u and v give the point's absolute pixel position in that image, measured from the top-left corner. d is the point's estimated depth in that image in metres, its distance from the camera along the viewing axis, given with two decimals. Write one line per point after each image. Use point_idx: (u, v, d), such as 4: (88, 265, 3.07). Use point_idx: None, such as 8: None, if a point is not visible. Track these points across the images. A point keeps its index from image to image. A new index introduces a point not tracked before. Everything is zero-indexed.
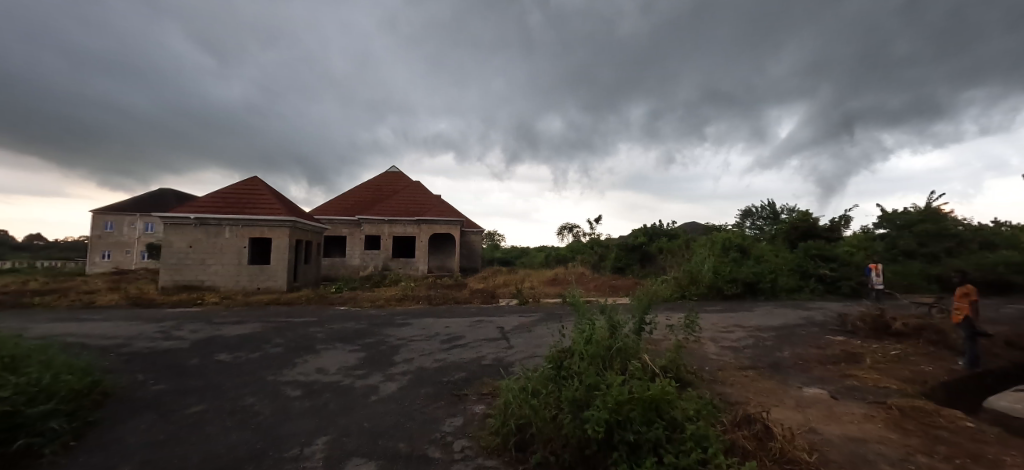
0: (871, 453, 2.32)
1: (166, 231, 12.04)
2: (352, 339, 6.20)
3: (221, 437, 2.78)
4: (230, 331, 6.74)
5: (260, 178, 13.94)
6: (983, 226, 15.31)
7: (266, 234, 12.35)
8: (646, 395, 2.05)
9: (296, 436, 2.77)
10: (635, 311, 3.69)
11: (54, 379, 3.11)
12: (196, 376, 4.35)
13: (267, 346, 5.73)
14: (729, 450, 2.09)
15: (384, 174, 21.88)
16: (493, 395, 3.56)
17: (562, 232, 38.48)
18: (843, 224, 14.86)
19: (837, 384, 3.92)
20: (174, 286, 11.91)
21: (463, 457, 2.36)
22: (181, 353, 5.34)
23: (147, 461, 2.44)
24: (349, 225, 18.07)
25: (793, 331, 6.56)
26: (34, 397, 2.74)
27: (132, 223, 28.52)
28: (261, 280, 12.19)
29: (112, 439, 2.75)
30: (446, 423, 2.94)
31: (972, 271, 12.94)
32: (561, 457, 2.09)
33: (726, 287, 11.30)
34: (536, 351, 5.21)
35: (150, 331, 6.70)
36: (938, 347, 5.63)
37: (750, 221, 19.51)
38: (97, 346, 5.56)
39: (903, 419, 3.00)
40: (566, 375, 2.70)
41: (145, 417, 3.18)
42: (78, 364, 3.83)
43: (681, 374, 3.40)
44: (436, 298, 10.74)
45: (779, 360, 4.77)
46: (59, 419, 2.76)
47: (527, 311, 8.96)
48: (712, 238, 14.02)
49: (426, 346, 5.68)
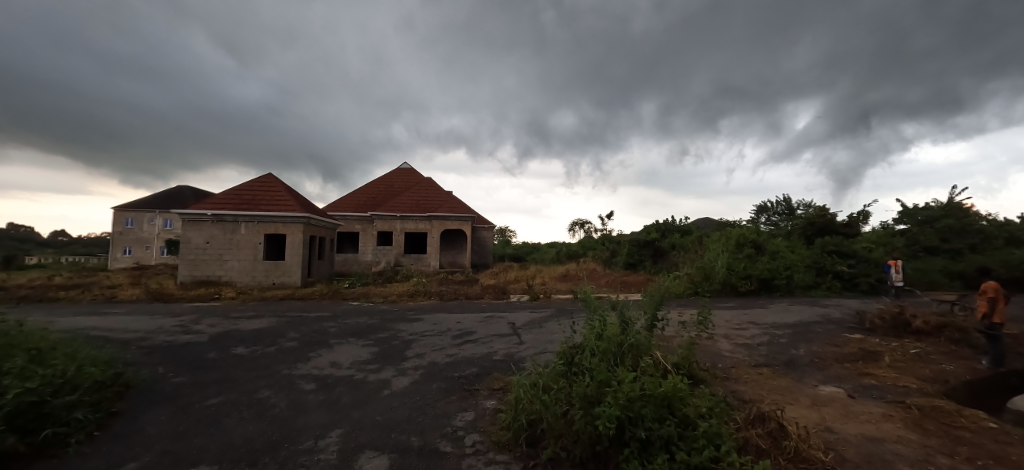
0: (889, 453, 2.28)
1: (185, 227, 12.37)
2: (366, 333, 6.32)
3: (238, 429, 2.86)
4: (245, 325, 6.90)
5: (275, 175, 14.11)
6: (1008, 222, 14.84)
7: (280, 231, 12.57)
8: (658, 392, 2.05)
9: (310, 429, 2.82)
10: (647, 307, 3.62)
11: (79, 371, 3.23)
12: (213, 369, 4.45)
13: (281, 340, 5.87)
14: (743, 449, 2.07)
15: (396, 171, 22.06)
16: (504, 390, 3.60)
17: (573, 227, 37.97)
18: (863, 219, 14.47)
19: (854, 383, 3.84)
20: (192, 281, 12.21)
21: (474, 451, 2.39)
22: (200, 346, 5.49)
23: (168, 451, 2.52)
24: (362, 221, 18.32)
25: (809, 329, 6.42)
26: (59, 388, 2.85)
27: (152, 220, 29.30)
28: (276, 275, 12.43)
29: (135, 429, 2.85)
30: (458, 417, 2.98)
31: (997, 267, 12.56)
32: (572, 453, 2.09)
33: (740, 283, 11.14)
34: (547, 347, 5.23)
35: (169, 325, 6.92)
36: (962, 346, 5.47)
37: (765, 215, 19.19)
38: (120, 339, 5.76)
39: (922, 419, 2.94)
40: (576, 372, 2.73)
41: (166, 409, 3.27)
42: (101, 356, 3.96)
43: (693, 370, 3.38)
44: (448, 294, 10.80)
45: (794, 358, 4.70)
46: (83, 410, 2.87)
47: (538, 307, 8.97)
48: (726, 233, 13.81)
49: (439, 341, 5.75)
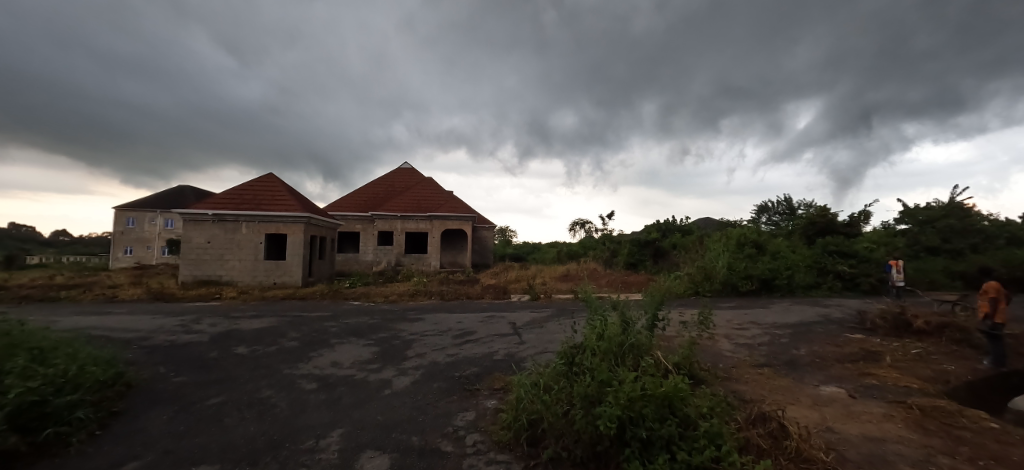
0: (891, 453, 2.28)
1: (186, 227, 12.38)
2: (367, 333, 6.33)
3: (240, 429, 2.86)
4: (246, 325, 6.91)
5: (276, 175, 14.13)
6: (1009, 222, 14.82)
7: (281, 231, 12.59)
8: (659, 392, 2.05)
9: (311, 429, 2.82)
10: (648, 307, 3.62)
11: (80, 370, 3.24)
12: (214, 369, 4.45)
13: (282, 340, 5.88)
14: (744, 449, 2.07)
15: (397, 171, 22.07)
16: (504, 390, 3.60)
17: (573, 227, 37.94)
18: (864, 219, 14.44)
19: (855, 383, 3.84)
20: (193, 280, 12.23)
21: (474, 451, 2.39)
22: (201, 346, 5.49)
23: (169, 450, 2.52)
24: (362, 221, 18.32)
25: (810, 329, 6.41)
26: (61, 387, 2.86)
27: (153, 219, 29.35)
28: (277, 275, 12.44)
29: (137, 429, 2.86)
30: (459, 417, 2.98)
31: (998, 267, 12.54)
32: (572, 453, 2.09)
33: (741, 284, 11.13)
34: (548, 347, 5.22)
35: (170, 324, 6.93)
36: (963, 346, 5.47)
37: (766, 215, 19.16)
38: (121, 339, 5.77)
39: (924, 419, 2.94)
40: (577, 371, 2.73)
41: (167, 409, 3.28)
42: (103, 356, 3.96)
43: (694, 370, 3.38)
44: (449, 293, 10.81)
45: (795, 358, 4.69)
46: (85, 409, 2.87)
47: (539, 307, 8.98)
48: (727, 233, 13.80)
49: (440, 341, 5.75)
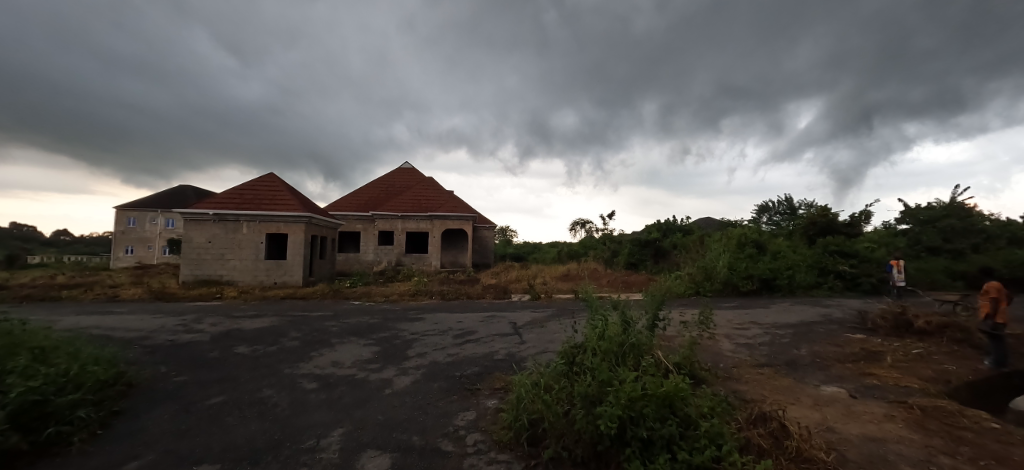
0: (892, 453, 2.28)
1: (187, 227, 12.39)
2: (368, 333, 6.33)
3: (241, 428, 2.87)
4: (247, 325, 6.91)
5: (276, 175, 14.16)
6: (1011, 222, 14.79)
7: (282, 231, 12.61)
8: (659, 392, 2.05)
9: (312, 429, 2.83)
10: (648, 307, 3.62)
11: (82, 370, 3.25)
12: (214, 369, 4.45)
13: (283, 339, 5.89)
14: (744, 449, 2.07)
15: (398, 171, 22.09)
16: (505, 389, 3.60)
17: (573, 227, 37.98)
18: (865, 219, 14.42)
19: (855, 383, 3.83)
20: (194, 280, 12.25)
21: (475, 450, 2.39)
22: (202, 345, 5.50)
23: (170, 450, 2.52)
24: (363, 221, 18.34)
25: (811, 329, 6.41)
26: (62, 387, 2.86)
27: (154, 219, 29.37)
28: (278, 275, 12.46)
29: (138, 428, 2.86)
30: (459, 416, 2.98)
31: (999, 267, 12.52)
32: (573, 453, 2.10)
33: (742, 283, 11.13)
34: (548, 346, 5.23)
35: (171, 324, 6.94)
36: (964, 346, 5.46)
37: (766, 215, 19.15)
38: (122, 338, 5.78)
39: (925, 419, 2.93)
40: (578, 371, 2.73)
41: (168, 408, 3.28)
42: (104, 355, 3.96)
43: (695, 370, 3.37)
44: (449, 293, 10.82)
45: (796, 358, 4.69)
46: (87, 408, 2.88)
47: (539, 307, 8.98)
48: (727, 233, 13.80)
49: (440, 341, 5.76)
